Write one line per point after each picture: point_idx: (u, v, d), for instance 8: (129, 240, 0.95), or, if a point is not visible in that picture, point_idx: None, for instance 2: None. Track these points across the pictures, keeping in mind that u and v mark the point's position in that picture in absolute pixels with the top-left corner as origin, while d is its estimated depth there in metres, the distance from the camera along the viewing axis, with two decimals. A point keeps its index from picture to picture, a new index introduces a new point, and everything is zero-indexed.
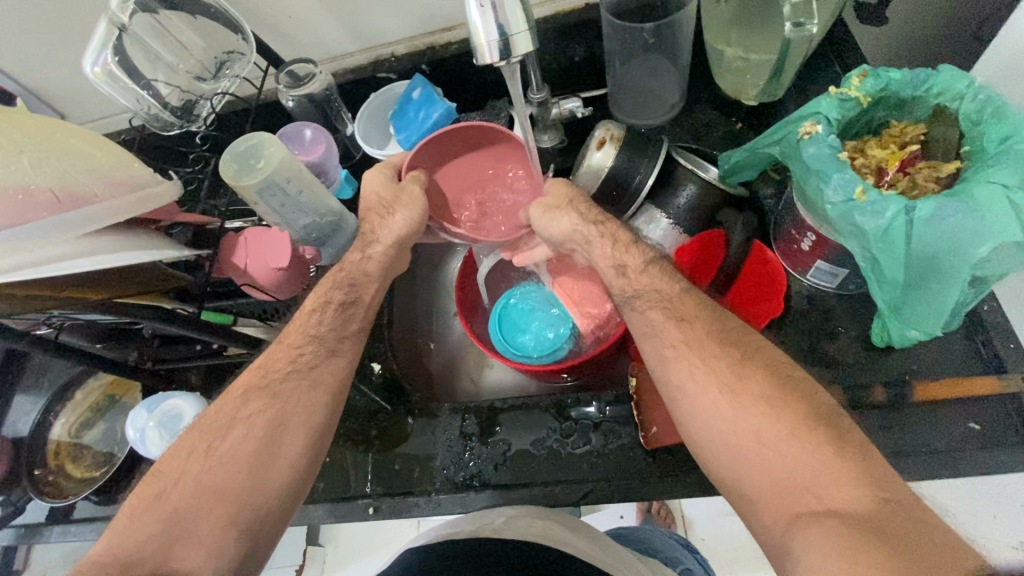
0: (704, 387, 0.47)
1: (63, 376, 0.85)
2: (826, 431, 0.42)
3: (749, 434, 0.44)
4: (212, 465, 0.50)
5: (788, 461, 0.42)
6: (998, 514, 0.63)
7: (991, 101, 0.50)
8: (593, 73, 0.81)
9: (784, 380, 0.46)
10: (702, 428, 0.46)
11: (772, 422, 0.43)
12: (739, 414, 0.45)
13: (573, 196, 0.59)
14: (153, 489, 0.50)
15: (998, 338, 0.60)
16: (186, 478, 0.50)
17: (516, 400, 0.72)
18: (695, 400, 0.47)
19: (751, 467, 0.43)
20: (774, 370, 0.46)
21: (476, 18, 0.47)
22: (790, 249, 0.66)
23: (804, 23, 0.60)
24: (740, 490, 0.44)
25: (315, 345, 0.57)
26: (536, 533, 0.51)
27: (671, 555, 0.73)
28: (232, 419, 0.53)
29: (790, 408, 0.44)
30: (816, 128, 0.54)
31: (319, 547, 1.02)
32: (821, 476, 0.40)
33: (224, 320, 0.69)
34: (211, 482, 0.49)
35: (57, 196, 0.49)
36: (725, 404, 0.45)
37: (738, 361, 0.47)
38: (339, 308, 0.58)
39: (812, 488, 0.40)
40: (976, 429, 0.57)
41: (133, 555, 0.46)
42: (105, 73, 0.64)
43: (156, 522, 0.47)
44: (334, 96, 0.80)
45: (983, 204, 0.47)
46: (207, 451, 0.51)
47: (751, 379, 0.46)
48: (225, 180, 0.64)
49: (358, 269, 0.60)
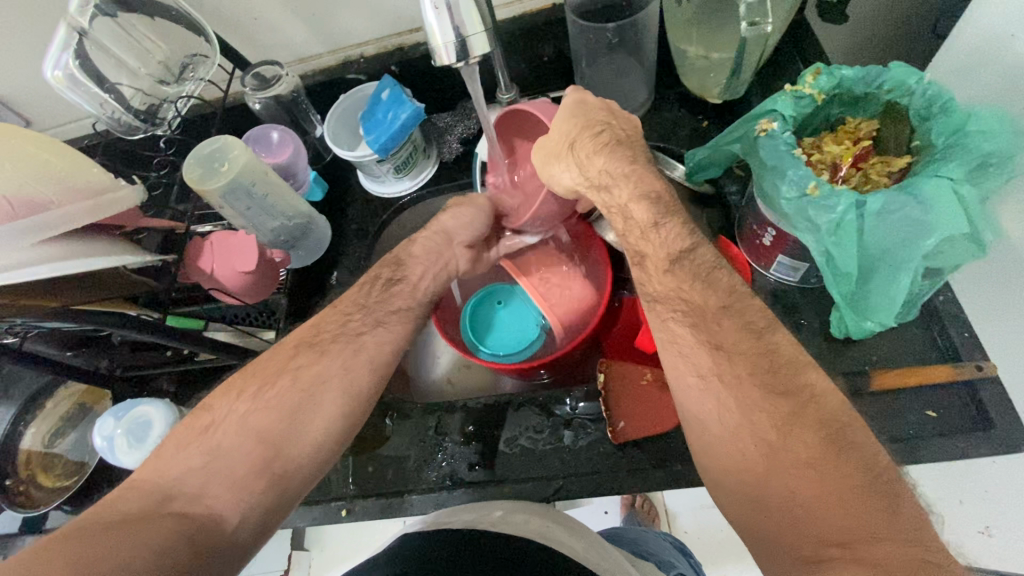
0: (720, 418, 0.45)
1: (33, 386, 0.83)
2: (877, 497, 0.38)
3: (783, 483, 0.41)
4: (259, 407, 0.50)
5: (819, 514, 0.38)
6: (965, 500, 0.64)
7: (939, 97, 0.51)
8: (561, 73, 0.82)
9: (843, 437, 0.41)
10: (716, 443, 0.45)
11: (813, 468, 0.40)
12: (775, 463, 0.41)
13: (575, 139, 0.57)
14: (204, 421, 0.49)
15: (953, 327, 0.62)
16: (236, 414, 0.50)
17: (489, 399, 0.72)
18: (724, 436, 0.45)
19: (777, 501, 0.41)
20: (829, 424, 0.42)
21: (432, 20, 0.47)
22: (753, 243, 0.67)
23: (759, 22, 0.60)
24: (758, 530, 0.41)
25: (364, 313, 0.58)
26: (534, 530, 0.52)
27: (666, 559, 0.74)
28: (283, 368, 0.53)
29: (840, 468, 0.40)
30: (771, 125, 0.55)
31: (305, 551, 1.00)
32: (855, 533, 0.37)
33: (194, 325, 0.75)
34: (257, 425, 0.49)
35: (12, 204, 0.48)
36: (752, 442, 0.43)
37: (794, 410, 0.43)
38: (385, 284, 0.61)
39: (842, 544, 0.37)
40: (933, 416, 0.58)
41: (176, 485, 0.45)
42: (65, 77, 0.61)
43: (201, 452, 0.47)
44: (301, 97, 0.81)
45: (930, 197, 0.49)
46: (256, 393, 0.51)
47: (802, 429, 0.42)
48: (188, 184, 0.64)
49: (403, 250, 0.64)
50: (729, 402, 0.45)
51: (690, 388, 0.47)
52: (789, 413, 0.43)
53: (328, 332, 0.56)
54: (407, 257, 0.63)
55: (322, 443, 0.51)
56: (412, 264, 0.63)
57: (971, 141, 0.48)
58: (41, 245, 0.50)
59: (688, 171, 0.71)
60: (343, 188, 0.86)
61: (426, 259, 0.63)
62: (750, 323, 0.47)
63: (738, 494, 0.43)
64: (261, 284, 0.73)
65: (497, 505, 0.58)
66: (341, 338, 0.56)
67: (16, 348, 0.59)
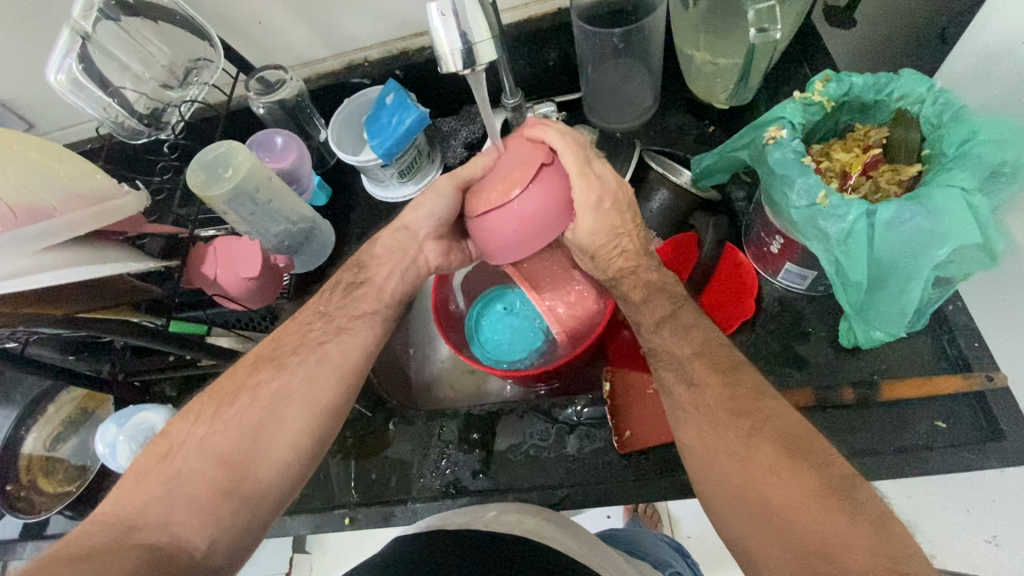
0: (701, 449, 0.47)
1: (35, 390, 0.82)
2: (839, 497, 0.40)
3: (758, 496, 0.42)
4: (217, 429, 0.50)
5: (798, 526, 0.40)
6: (971, 509, 0.65)
7: (951, 105, 0.51)
8: (566, 78, 0.81)
9: (800, 442, 0.44)
10: (704, 471, 0.46)
11: (780, 483, 0.42)
12: (749, 481, 0.43)
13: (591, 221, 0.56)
14: (161, 449, 0.49)
15: (963, 337, 0.61)
16: (193, 439, 0.49)
17: (495, 407, 0.72)
18: (707, 461, 0.46)
19: (758, 530, 0.42)
20: (786, 425, 0.45)
21: (438, 26, 0.47)
22: (760, 252, 0.67)
23: (768, 28, 0.60)
24: (752, 559, 0.42)
25: (324, 320, 0.57)
26: (522, 528, 0.52)
27: (660, 557, 0.73)
28: (242, 385, 0.53)
29: (807, 473, 0.42)
30: (780, 133, 0.54)
31: (306, 554, 1.01)
32: (834, 540, 0.39)
33: (199, 329, 0.68)
34: (218, 447, 0.49)
35: (12, 210, 0.48)
36: (726, 466, 0.45)
37: (759, 424, 0.45)
38: (347, 288, 0.60)
39: (824, 553, 0.38)
40: (942, 427, 0.58)
41: (138, 516, 0.45)
42: (69, 81, 0.62)
43: (160, 485, 0.47)
44: (306, 101, 0.80)
45: (942, 206, 0.48)
46: (213, 416, 0.51)
47: (764, 440, 0.44)
48: (191, 189, 0.63)
49: (364, 253, 0.63)
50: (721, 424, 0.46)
51: (680, 419, 0.50)
52: (752, 429, 0.45)
53: (280, 351, 0.55)
54: (370, 258, 0.62)
55: (298, 460, 0.51)
56: (375, 266, 0.61)
57: (982, 149, 0.48)
58: (45, 251, 0.49)
59: (696, 177, 0.69)
60: (347, 193, 0.86)
61: (390, 259, 0.61)
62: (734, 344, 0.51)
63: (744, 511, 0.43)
64: (266, 289, 0.73)
65: (494, 507, 0.58)
66: (337, 328, 0.57)
67: (17, 353, 0.58)
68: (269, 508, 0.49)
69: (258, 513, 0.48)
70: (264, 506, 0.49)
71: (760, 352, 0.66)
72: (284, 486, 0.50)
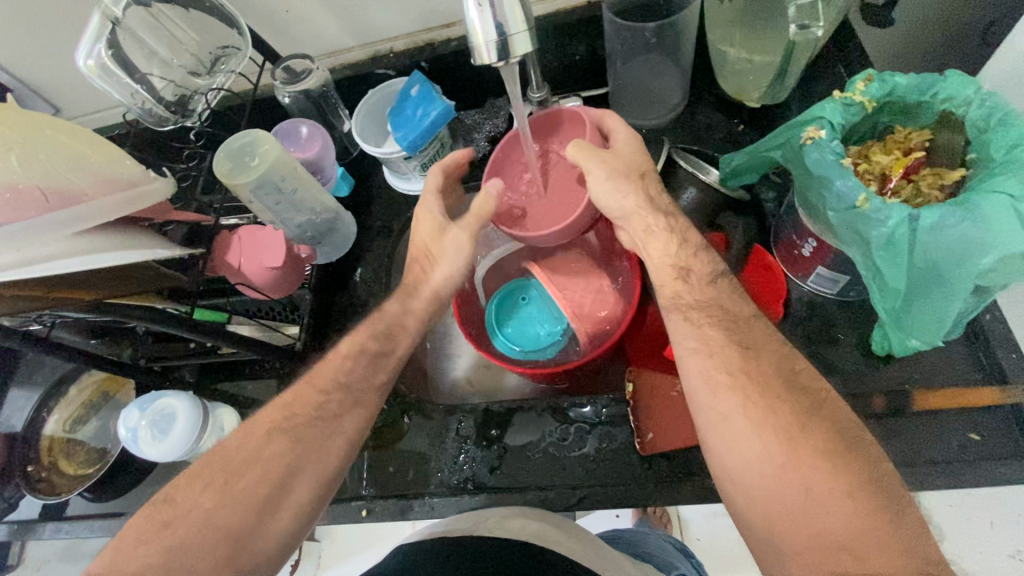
0: (732, 422, 0.45)
1: (57, 372, 0.83)
2: (880, 498, 0.40)
3: (799, 490, 0.42)
4: (230, 501, 0.49)
5: (832, 518, 0.40)
6: (997, 521, 0.64)
7: (998, 108, 0.49)
8: (594, 73, 0.80)
9: (847, 435, 0.43)
10: (733, 470, 0.45)
11: (831, 473, 0.41)
12: (792, 464, 0.43)
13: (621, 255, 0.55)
14: (163, 516, 0.49)
15: (1001, 347, 0.60)
16: (198, 510, 0.49)
17: (513, 402, 0.70)
18: (743, 436, 0.45)
19: (792, 520, 0.42)
20: (830, 420, 0.44)
21: (474, 17, 0.46)
22: (790, 253, 0.65)
23: (810, 25, 0.59)
24: (774, 538, 0.42)
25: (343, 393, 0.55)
26: (530, 533, 0.51)
27: (667, 559, 0.71)
28: (247, 451, 0.51)
29: (849, 466, 0.42)
30: (819, 133, 0.53)
31: (315, 542, 1.00)
32: (865, 538, 0.39)
33: (218, 317, 0.70)
34: (218, 521, 0.48)
35: (45, 196, 0.48)
36: (764, 444, 0.44)
37: (806, 408, 0.45)
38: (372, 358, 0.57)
39: (853, 549, 0.39)
40: (976, 439, 0.56)
41: None
42: (98, 67, 0.62)
43: (158, 552, 0.47)
44: (331, 92, 0.80)
45: (988, 213, 0.46)
46: (222, 487, 0.50)
47: (812, 432, 0.43)
48: (218, 178, 0.63)
49: (397, 320, 0.59)
50: (769, 444, 0.44)
51: (720, 385, 0.47)
52: (801, 412, 0.44)
53: None
54: (398, 328, 0.59)
55: (316, 464, 0.52)
56: (401, 335, 0.59)
57: None
58: (74, 236, 0.49)
59: (723, 176, 0.68)
60: (370, 184, 0.86)
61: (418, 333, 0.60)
62: (775, 335, 0.50)
63: (770, 521, 0.42)
64: (289, 279, 0.72)
65: (495, 513, 0.59)
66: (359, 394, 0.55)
67: (43, 336, 0.59)
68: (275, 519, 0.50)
69: (262, 525, 0.49)
70: (286, 504, 0.50)
71: None
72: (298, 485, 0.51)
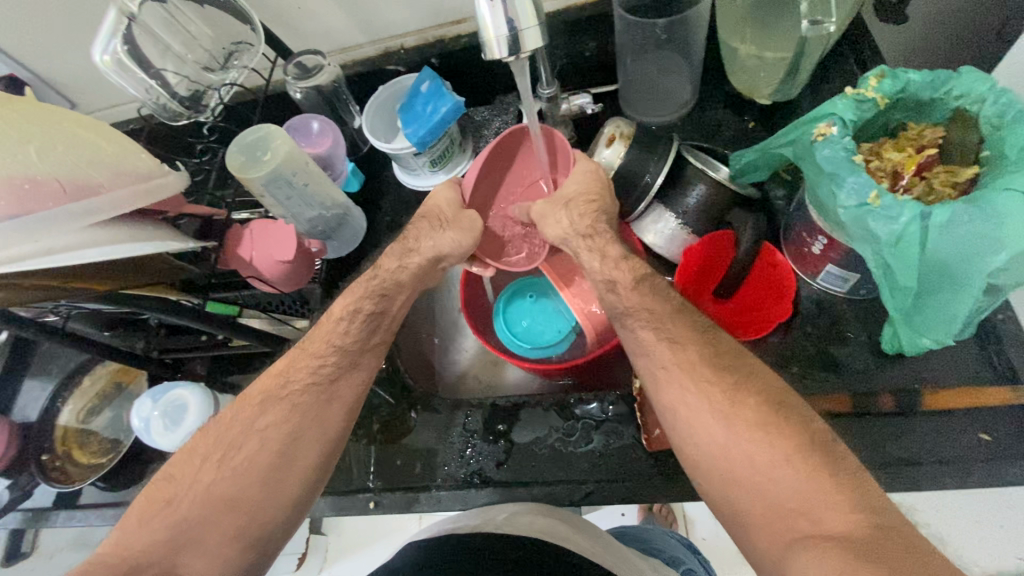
0: (679, 410, 0.47)
1: (72, 362, 0.84)
2: (820, 455, 0.41)
3: (742, 461, 0.43)
4: (223, 475, 0.50)
5: (781, 483, 0.41)
6: (1006, 524, 0.64)
7: (1013, 105, 0.49)
8: (603, 69, 0.80)
9: (778, 404, 0.44)
10: (691, 451, 0.46)
11: (767, 442, 0.43)
12: (734, 441, 0.44)
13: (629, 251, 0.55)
14: (165, 494, 0.50)
15: (1013, 348, 0.59)
16: (197, 487, 0.50)
17: (518, 398, 0.71)
18: (686, 423, 0.46)
19: (745, 492, 0.42)
20: (769, 396, 0.45)
21: (485, 12, 0.46)
22: (800, 251, 0.65)
23: (821, 21, 0.59)
24: (736, 511, 0.43)
25: (340, 355, 0.55)
26: (537, 529, 0.51)
27: (674, 554, 0.72)
28: (249, 429, 0.52)
29: (784, 432, 0.43)
30: (830, 130, 0.53)
31: (322, 535, 1.00)
32: (814, 498, 0.40)
33: (230, 310, 0.70)
34: (220, 493, 0.49)
35: (63, 186, 0.49)
36: (706, 425, 0.45)
37: (740, 390, 0.46)
38: (367, 317, 0.57)
39: (806, 512, 0.40)
40: (986, 440, 0.56)
41: (141, 557, 0.47)
42: (114, 62, 0.63)
43: (163, 529, 0.48)
44: (342, 87, 0.80)
45: (1000, 210, 0.46)
46: (218, 461, 0.51)
47: (744, 407, 0.45)
48: (231, 172, 0.64)
49: (392, 278, 0.60)
50: (711, 423, 0.45)
51: (661, 380, 0.48)
52: (734, 389, 0.46)
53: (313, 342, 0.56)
54: (395, 287, 0.59)
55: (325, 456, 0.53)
56: (397, 295, 0.60)
57: None
58: (90, 229, 0.50)
59: (735, 174, 0.67)
60: (379, 180, 0.86)
61: None
62: None
63: (726, 497, 0.44)
64: (300, 273, 0.73)
65: (506, 509, 0.59)
66: (356, 360, 0.56)
67: (58, 327, 0.59)
68: (281, 509, 0.50)
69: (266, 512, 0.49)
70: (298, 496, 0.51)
71: (797, 355, 0.65)
72: (308, 477, 0.52)
